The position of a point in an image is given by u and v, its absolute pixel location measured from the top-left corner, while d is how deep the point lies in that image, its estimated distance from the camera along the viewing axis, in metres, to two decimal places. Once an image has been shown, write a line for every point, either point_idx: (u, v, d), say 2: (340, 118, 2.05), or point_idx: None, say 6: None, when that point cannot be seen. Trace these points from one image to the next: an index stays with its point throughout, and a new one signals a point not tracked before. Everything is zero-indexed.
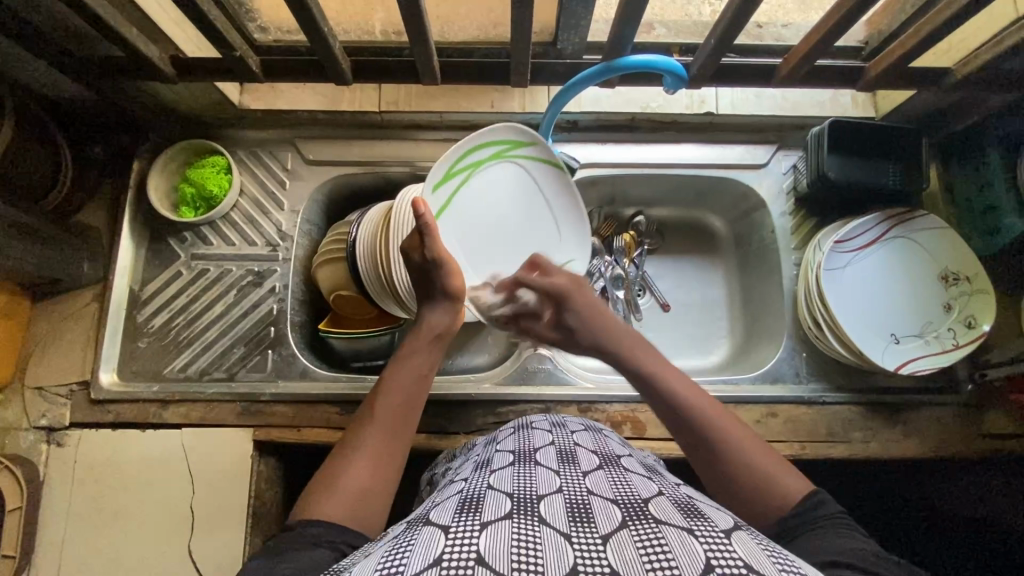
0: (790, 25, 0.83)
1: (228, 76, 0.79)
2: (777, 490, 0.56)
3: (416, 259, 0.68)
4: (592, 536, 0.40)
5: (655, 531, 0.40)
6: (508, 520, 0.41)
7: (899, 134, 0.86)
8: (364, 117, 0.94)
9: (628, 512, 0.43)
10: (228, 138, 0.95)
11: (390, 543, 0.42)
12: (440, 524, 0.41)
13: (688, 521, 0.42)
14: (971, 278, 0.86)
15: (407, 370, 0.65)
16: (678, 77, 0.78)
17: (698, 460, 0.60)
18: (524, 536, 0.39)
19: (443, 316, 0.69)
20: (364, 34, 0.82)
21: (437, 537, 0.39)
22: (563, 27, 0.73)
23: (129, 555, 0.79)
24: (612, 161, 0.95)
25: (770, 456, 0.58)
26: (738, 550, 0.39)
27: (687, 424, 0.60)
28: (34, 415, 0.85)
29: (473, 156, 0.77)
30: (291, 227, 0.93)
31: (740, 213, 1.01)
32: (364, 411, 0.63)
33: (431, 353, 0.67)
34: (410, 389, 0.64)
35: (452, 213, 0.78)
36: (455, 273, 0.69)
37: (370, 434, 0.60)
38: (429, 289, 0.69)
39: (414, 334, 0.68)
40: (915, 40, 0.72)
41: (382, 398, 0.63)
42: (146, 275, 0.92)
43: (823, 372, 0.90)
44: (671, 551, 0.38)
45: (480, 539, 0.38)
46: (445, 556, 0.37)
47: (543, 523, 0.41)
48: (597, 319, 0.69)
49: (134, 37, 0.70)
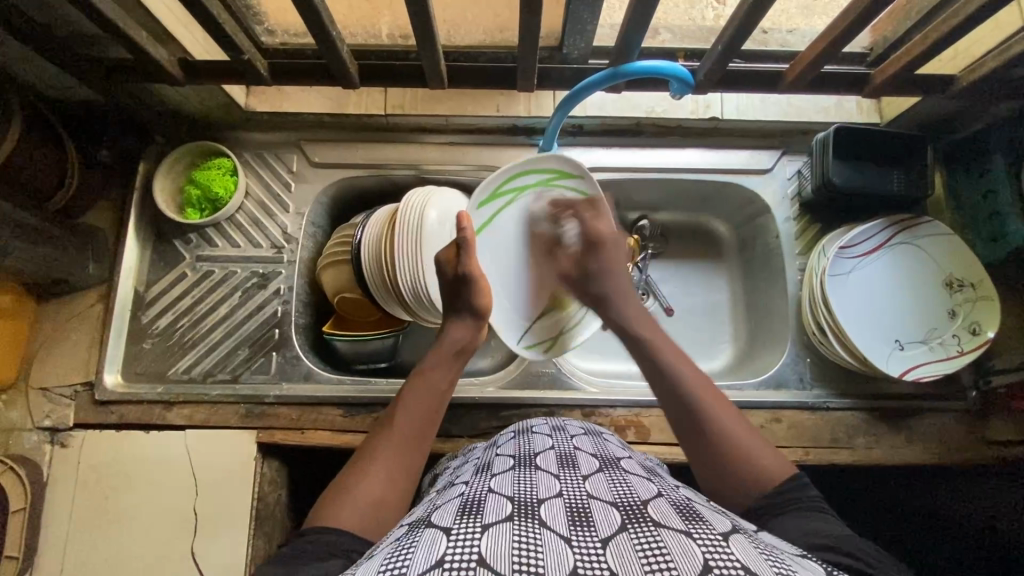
0: (795, 31, 0.83)
1: (236, 78, 0.79)
2: (753, 466, 0.56)
3: (448, 274, 0.72)
4: (592, 540, 0.40)
5: (653, 534, 0.40)
6: (509, 523, 0.41)
7: (905, 141, 0.86)
8: (370, 120, 0.94)
9: (627, 515, 0.43)
10: (235, 140, 0.95)
11: (392, 545, 0.42)
12: (442, 527, 0.41)
13: (686, 524, 0.42)
14: (975, 285, 0.86)
15: (429, 383, 0.66)
16: (685, 83, 0.77)
17: (682, 427, 0.61)
18: (525, 538, 0.39)
19: (465, 333, 0.71)
20: (371, 38, 0.82)
21: (440, 539, 0.39)
22: (569, 32, 0.73)
23: (132, 557, 0.79)
24: (616, 165, 0.95)
25: (753, 435, 0.59)
26: (736, 553, 0.38)
27: (679, 398, 0.61)
28: (37, 415, 0.85)
29: (521, 179, 0.82)
30: (296, 229, 0.93)
31: (744, 218, 1.01)
32: (385, 420, 0.63)
33: (451, 368, 0.69)
34: (429, 403, 0.65)
35: (496, 232, 0.83)
36: (483, 290, 0.72)
37: (391, 444, 0.60)
38: (456, 303, 0.72)
39: (437, 350, 0.69)
40: (923, 46, 0.72)
41: (405, 407, 0.64)
42: (151, 276, 0.92)
43: (826, 378, 0.90)
44: (669, 553, 0.38)
45: (482, 542, 0.38)
46: (446, 558, 0.37)
47: (545, 526, 0.41)
48: (618, 274, 0.75)
49: (142, 40, 0.70)
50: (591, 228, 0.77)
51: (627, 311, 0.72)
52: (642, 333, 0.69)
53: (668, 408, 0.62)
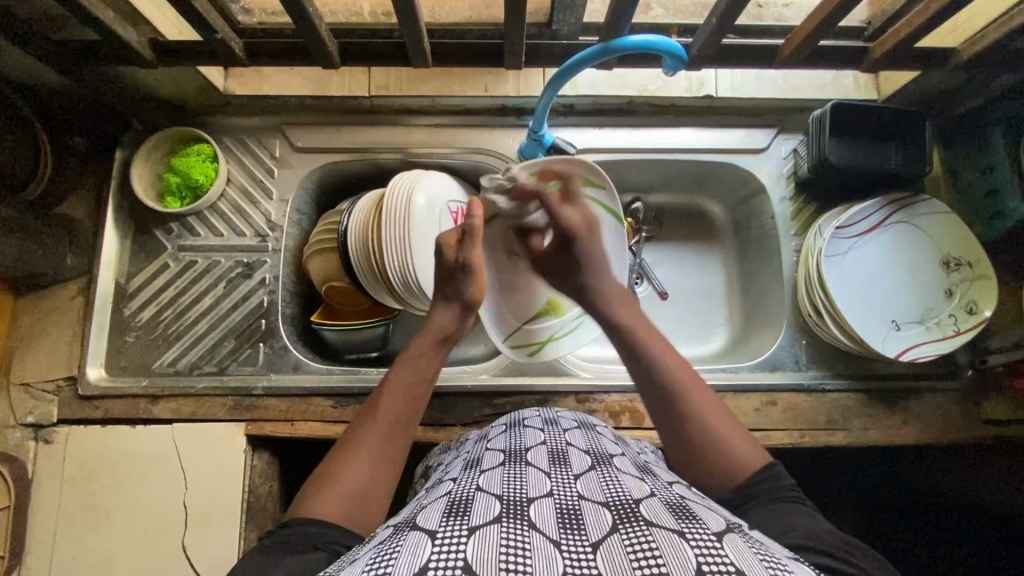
0: (790, 5, 0.81)
1: (210, 60, 0.76)
2: (732, 461, 0.56)
3: (448, 258, 0.70)
4: (582, 543, 0.39)
5: (645, 535, 0.39)
6: (496, 525, 0.39)
7: (902, 117, 0.84)
8: (353, 102, 0.91)
9: (619, 516, 0.42)
10: (215, 125, 0.92)
11: (375, 548, 0.40)
12: (427, 529, 0.40)
13: (679, 523, 0.41)
14: (972, 264, 0.85)
15: (411, 370, 0.64)
16: (678, 60, 0.75)
17: (657, 416, 0.60)
18: (512, 542, 0.38)
19: (451, 321, 0.69)
20: (352, 16, 0.79)
21: (424, 543, 0.38)
22: (557, 7, 0.71)
23: (122, 552, 0.78)
24: (608, 146, 0.93)
25: (728, 428, 0.58)
26: (728, 553, 0.37)
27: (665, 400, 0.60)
28: (20, 412, 0.83)
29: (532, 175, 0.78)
30: (281, 217, 0.91)
31: (739, 199, 1.00)
32: (367, 406, 0.62)
33: (434, 356, 0.66)
34: (411, 394, 0.63)
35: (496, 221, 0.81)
36: (478, 281, 0.70)
37: (374, 432, 0.59)
38: (446, 288, 0.70)
39: (420, 337, 0.67)
40: (924, 17, 0.69)
41: (387, 397, 0.62)
42: (132, 268, 0.89)
43: (822, 360, 0.89)
44: (661, 556, 0.37)
45: (468, 546, 0.37)
46: (430, 565, 0.35)
47: (533, 529, 0.40)
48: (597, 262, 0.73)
49: (110, 21, 0.67)
50: (560, 217, 0.73)
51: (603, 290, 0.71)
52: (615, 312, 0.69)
53: (645, 395, 0.61)
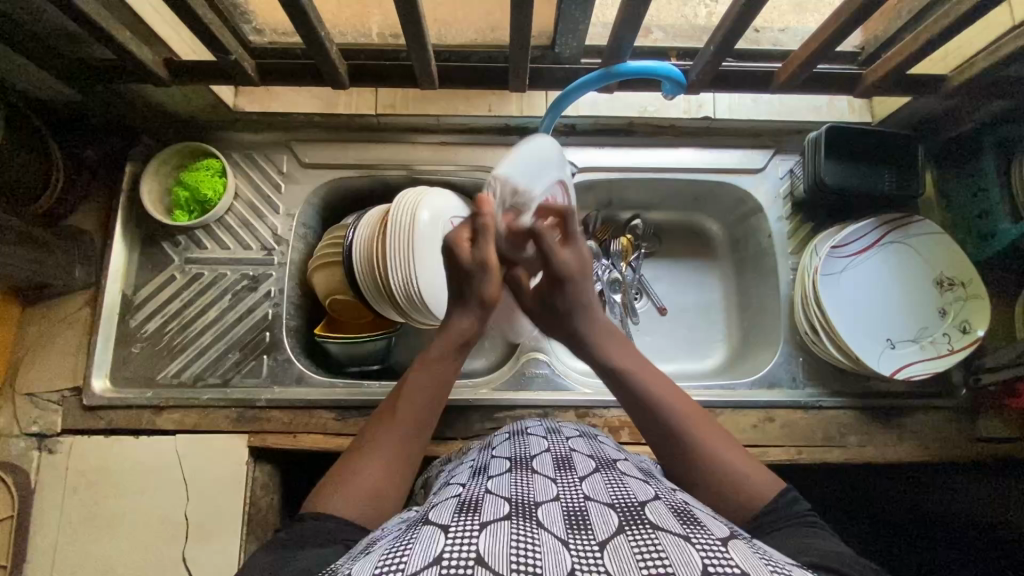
0: (787, 30, 0.83)
1: (222, 79, 0.78)
2: (747, 487, 0.55)
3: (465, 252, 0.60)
4: (590, 543, 0.40)
5: (651, 538, 0.40)
6: (507, 522, 0.41)
7: (894, 140, 0.87)
8: (360, 120, 0.93)
9: (624, 517, 0.43)
10: (223, 140, 0.94)
11: (390, 542, 0.41)
12: (440, 524, 0.41)
13: (685, 529, 0.42)
14: (965, 284, 0.87)
15: (437, 370, 0.63)
16: (678, 83, 0.79)
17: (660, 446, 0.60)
18: (522, 538, 0.39)
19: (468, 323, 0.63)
20: (361, 37, 0.81)
21: (437, 537, 0.39)
22: (561, 31, 0.73)
23: (123, 562, 0.78)
24: (608, 165, 0.95)
25: (739, 457, 0.58)
26: (734, 558, 0.38)
27: (668, 434, 0.59)
28: (25, 422, 0.84)
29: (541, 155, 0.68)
30: (287, 231, 0.92)
31: (736, 217, 1.02)
32: (385, 408, 0.61)
33: (453, 354, 0.65)
34: (431, 394, 0.62)
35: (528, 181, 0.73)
36: (495, 280, 0.62)
37: (391, 433, 0.59)
38: (464, 291, 0.62)
39: (439, 335, 0.63)
40: (914, 46, 0.72)
41: (406, 397, 0.61)
42: (138, 280, 0.91)
43: (819, 377, 0.90)
44: (667, 558, 0.38)
45: (480, 539, 0.38)
46: (445, 556, 0.36)
47: (542, 528, 0.41)
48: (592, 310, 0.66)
49: (127, 41, 0.69)
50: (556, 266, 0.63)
51: (592, 323, 0.66)
52: (610, 349, 0.64)
53: (645, 426, 0.61)
